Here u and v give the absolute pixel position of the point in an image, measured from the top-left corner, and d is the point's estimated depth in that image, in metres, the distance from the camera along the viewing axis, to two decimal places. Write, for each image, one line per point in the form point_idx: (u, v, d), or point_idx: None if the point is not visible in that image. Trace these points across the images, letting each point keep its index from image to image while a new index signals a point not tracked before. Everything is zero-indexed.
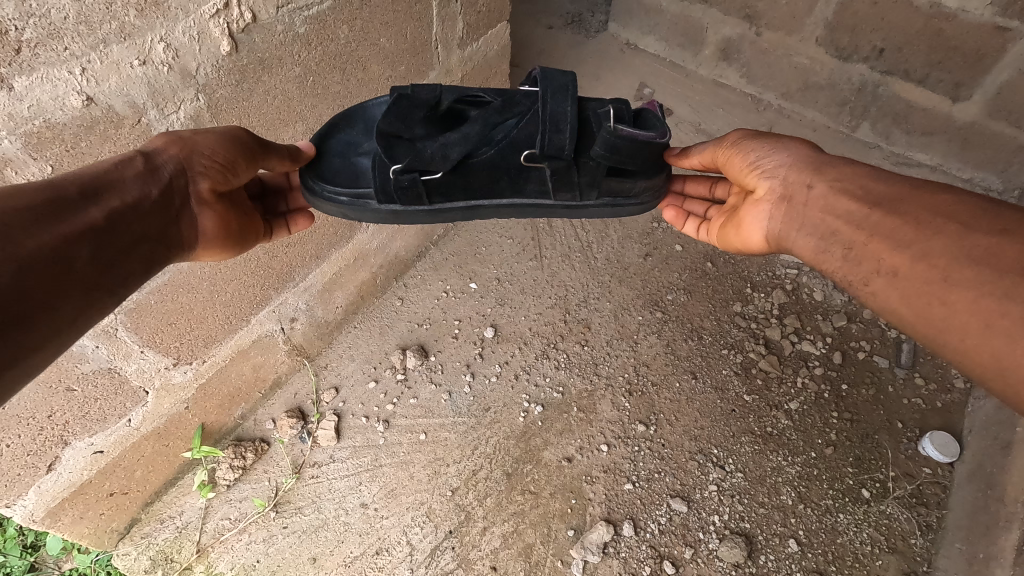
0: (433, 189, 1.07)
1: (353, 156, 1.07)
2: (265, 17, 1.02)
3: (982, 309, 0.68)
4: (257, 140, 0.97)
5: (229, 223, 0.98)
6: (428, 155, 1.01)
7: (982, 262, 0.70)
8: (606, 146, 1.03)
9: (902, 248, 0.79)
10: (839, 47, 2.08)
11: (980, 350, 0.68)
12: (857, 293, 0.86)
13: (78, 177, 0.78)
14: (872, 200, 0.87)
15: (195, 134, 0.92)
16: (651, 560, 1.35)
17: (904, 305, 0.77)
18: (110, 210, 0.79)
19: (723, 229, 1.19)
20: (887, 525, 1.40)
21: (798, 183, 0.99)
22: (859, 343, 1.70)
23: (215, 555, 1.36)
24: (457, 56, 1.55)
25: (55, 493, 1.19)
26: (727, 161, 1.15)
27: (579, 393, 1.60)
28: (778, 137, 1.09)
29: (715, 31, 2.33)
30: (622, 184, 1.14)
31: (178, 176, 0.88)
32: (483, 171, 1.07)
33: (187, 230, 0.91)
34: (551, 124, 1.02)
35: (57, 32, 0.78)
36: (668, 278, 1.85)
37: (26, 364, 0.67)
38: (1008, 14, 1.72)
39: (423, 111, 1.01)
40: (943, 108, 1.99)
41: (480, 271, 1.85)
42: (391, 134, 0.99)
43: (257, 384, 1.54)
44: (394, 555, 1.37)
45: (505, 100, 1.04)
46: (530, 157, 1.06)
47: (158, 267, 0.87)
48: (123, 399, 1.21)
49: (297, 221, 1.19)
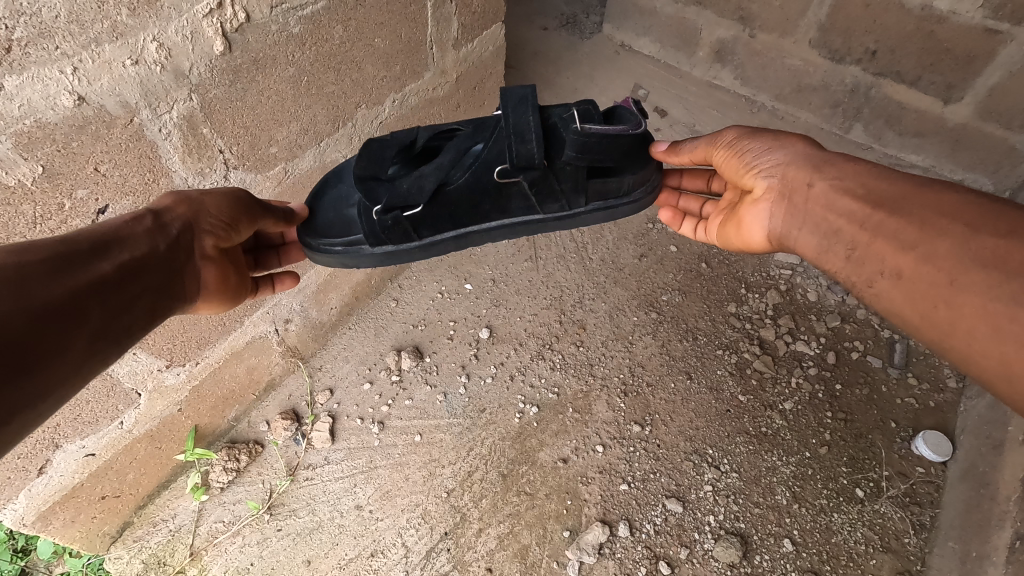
0: (418, 223, 1.09)
1: (344, 208, 1.11)
2: (259, 16, 1.01)
3: (989, 313, 0.69)
4: (260, 203, 1.01)
5: (227, 277, 0.98)
6: (405, 190, 1.03)
7: (990, 264, 0.71)
8: (577, 146, 1.04)
9: (906, 249, 0.80)
10: (832, 49, 2.09)
11: (988, 354, 0.69)
12: (862, 293, 0.88)
13: (89, 233, 0.78)
14: (874, 200, 0.88)
15: (202, 195, 0.94)
16: (647, 561, 1.35)
17: (910, 307, 0.79)
18: (120, 264, 0.78)
19: (723, 226, 1.21)
20: (881, 524, 1.41)
21: (797, 182, 1.00)
22: (853, 343, 1.71)
23: (209, 558, 1.35)
24: (453, 56, 1.55)
25: (45, 497, 1.18)
26: (722, 160, 1.15)
27: (574, 393, 1.61)
28: (773, 132, 1.09)
29: (709, 33, 2.34)
30: (607, 184, 1.15)
31: (187, 234, 0.89)
32: (462, 198, 1.08)
33: (191, 285, 0.91)
34: (516, 135, 1.02)
35: (48, 31, 0.77)
36: (662, 278, 1.86)
37: (28, 416, 0.64)
38: (999, 17, 1.73)
39: (394, 149, 1.04)
40: (935, 109, 2.01)
41: (475, 272, 1.85)
42: (368, 177, 1.03)
43: (251, 385, 1.53)
44: (389, 557, 1.37)
45: (475, 129, 1.07)
46: (503, 172, 1.06)
47: (160, 321, 0.85)
48: (115, 401, 1.20)
49: (284, 280, 1.19)
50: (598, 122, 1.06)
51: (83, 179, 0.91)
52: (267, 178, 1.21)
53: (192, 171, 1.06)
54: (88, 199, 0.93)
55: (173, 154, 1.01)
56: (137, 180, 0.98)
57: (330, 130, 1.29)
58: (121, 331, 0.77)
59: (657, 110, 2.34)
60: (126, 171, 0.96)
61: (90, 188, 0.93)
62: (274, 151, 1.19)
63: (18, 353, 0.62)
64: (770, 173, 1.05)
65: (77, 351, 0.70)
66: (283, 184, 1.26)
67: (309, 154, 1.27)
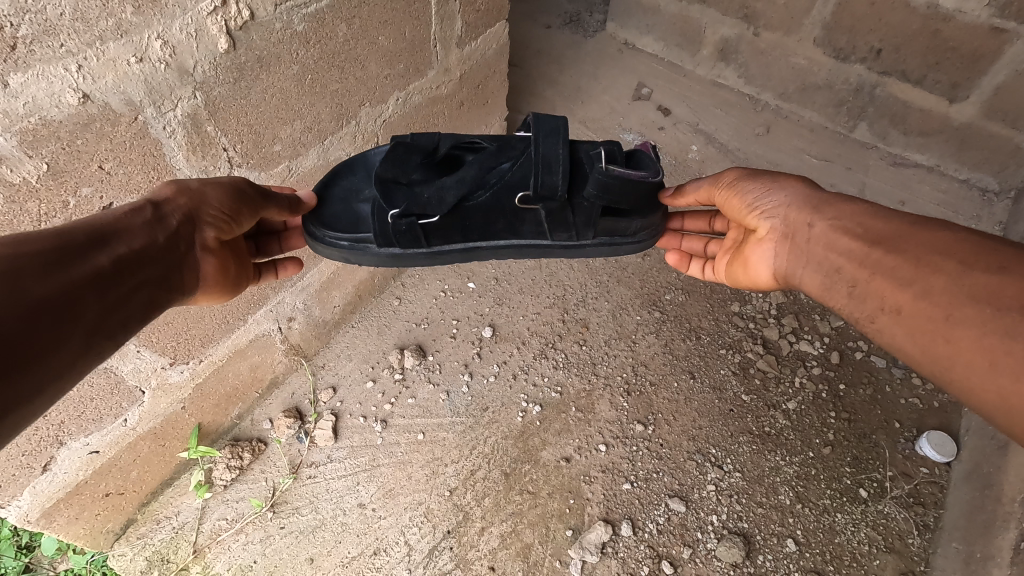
0: (430, 232, 1.09)
1: (354, 202, 1.13)
2: (263, 14, 1.01)
3: (985, 348, 0.67)
4: (259, 190, 0.98)
5: (227, 268, 0.98)
6: (425, 199, 1.03)
7: (984, 300, 0.69)
8: (598, 186, 1.03)
9: (904, 286, 0.78)
10: (837, 48, 2.08)
11: (987, 390, 0.66)
12: (864, 330, 0.85)
13: (86, 226, 0.77)
14: (872, 239, 0.86)
15: (202, 185, 0.92)
16: (649, 560, 1.35)
17: (910, 343, 0.76)
18: (117, 256, 0.77)
19: (730, 266, 1.20)
20: (885, 524, 1.41)
21: (799, 222, 0.99)
22: (857, 342, 1.71)
23: (212, 556, 1.35)
24: (456, 55, 1.55)
25: (50, 494, 1.18)
26: (725, 200, 1.16)
27: (577, 392, 1.60)
28: (774, 174, 1.10)
29: (713, 31, 2.34)
30: (617, 223, 1.14)
31: (186, 225, 0.88)
32: (478, 214, 1.09)
33: (191, 276, 0.90)
34: (544, 165, 1.02)
35: (53, 29, 0.77)
36: (666, 277, 1.85)
37: (27, 410, 0.65)
38: (1005, 15, 1.73)
39: (418, 157, 1.04)
40: (940, 108, 2.00)
41: (478, 270, 1.85)
42: (388, 181, 1.03)
43: (255, 384, 1.53)
44: (392, 556, 1.37)
45: (500, 145, 1.06)
46: (525, 198, 1.07)
47: (160, 313, 0.85)
48: (119, 399, 1.20)
49: (286, 266, 1.19)
50: (621, 163, 1.08)
51: (87, 177, 0.91)
52: (271, 176, 1.21)
53: (196, 169, 1.06)
54: (92, 197, 0.93)
55: (177, 152, 1.01)
56: (141, 178, 0.98)
57: (333, 128, 1.29)
58: (119, 324, 0.77)
59: (661, 109, 2.33)
60: (130, 169, 0.96)
61: (94, 185, 0.93)
62: (278, 149, 1.19)
63: (16, 348, 0.63)
64: (772, 214, 1.05)
65: (75, 345, 0.71)
66: (287, 182, 1.26)
67: (312, 153, 1.27)
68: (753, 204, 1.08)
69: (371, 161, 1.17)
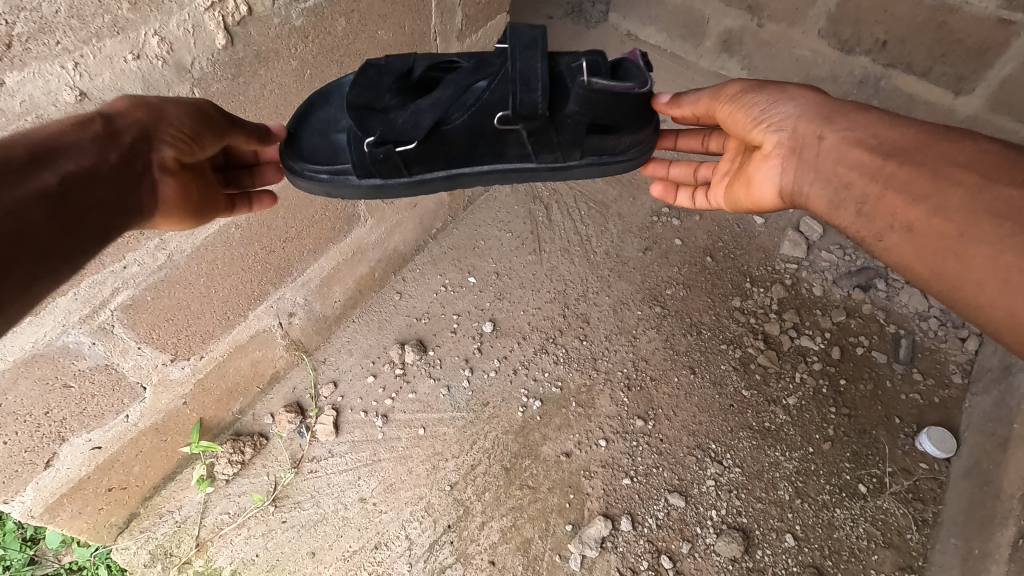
0: (410, 161, 0.99)
1: (331, 132, 1.02)
2: (261, 9, 1.00)
3: (1001, 266, 0.69)
4: (223, 113, 0.92)
5: (189, 192, 0.90)
6: (401, 124, 0.95)
7: (1002, 214, 0.71)
8: (581, 101, 0.95)
9: (918, 202, 0.78)
10: (841, 40, 2.06)
11: (996, 305, 0.70)
12: (869, 249, 0.86)
13: (25, 139, 0.72)
14: (885, 152, 0.84)
15: (161, 101, 0.86)
16: (649, 555, 1.36)
17: (918, 260, 0.78)
18: (64, 174, 0.72)
19: (729, 186, 1.13)
20: (884, 520, 1.41)
21: (808, 135, 0.93)
22: (858, 338, 1.71)
23: (215, 549, 1.36)
24: (457, 48, 1.53)
25: (53, 489, 1.19)
26: (725, 115, 1.06)
27: (578, 387, 1.61)
28: (780, 84, 1.01)
29: (716, 23, 2.31)
30: (605, 142, 1.05)
31: (142, 141, 0.81)
32: (460, 137, 0.99)
33: (148, 198, 0.83)
34: (521, 81, 0.92)
35: (48, 26, 0.77)
36: (666, 272, 1.85)
37: None
38: (1012, 7, 1.70)
39: (390, 78, 0.97)
40: (945, 101, 1.97)
41: (479, 265, 1.85)
42: (362, 105, 0.95)
43: (255, 378, 1.53)
44: (393, 550, 1.38)
45: (477, 62, 0.97)
46: (504, 119, 0.97)
47: (115, 237, 0.79)
48: (121, 395, 1.20)
49: (262, 199, 1.08)
50: (605, 73, 0.98)
51: None
52: None
53: None
54: None
55: None
56: None
57: None
58: (71, 246, 0.72)
59: None
60: None
61: None
62: None
63: None
64: (778, 125, 0.97)
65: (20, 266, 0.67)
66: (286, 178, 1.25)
67: None
68: (759, 114, 1.00)
69: (347, 88, 1.05)
